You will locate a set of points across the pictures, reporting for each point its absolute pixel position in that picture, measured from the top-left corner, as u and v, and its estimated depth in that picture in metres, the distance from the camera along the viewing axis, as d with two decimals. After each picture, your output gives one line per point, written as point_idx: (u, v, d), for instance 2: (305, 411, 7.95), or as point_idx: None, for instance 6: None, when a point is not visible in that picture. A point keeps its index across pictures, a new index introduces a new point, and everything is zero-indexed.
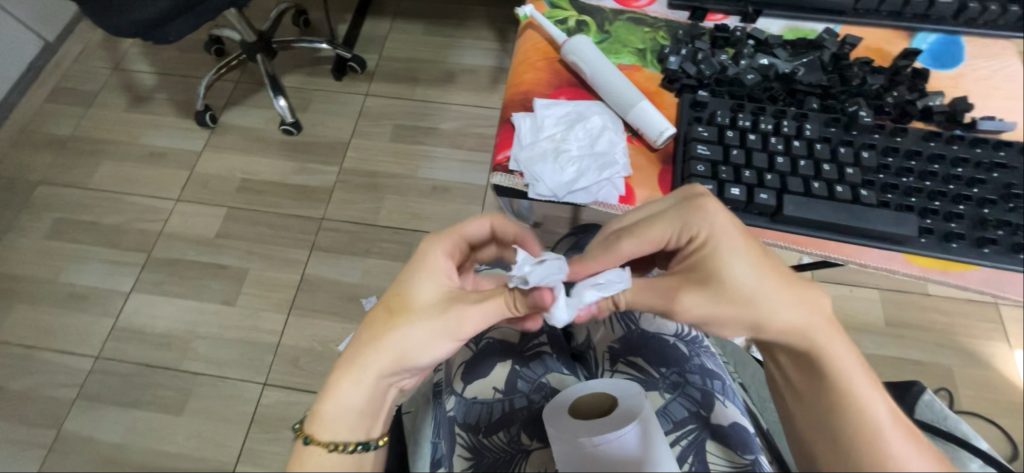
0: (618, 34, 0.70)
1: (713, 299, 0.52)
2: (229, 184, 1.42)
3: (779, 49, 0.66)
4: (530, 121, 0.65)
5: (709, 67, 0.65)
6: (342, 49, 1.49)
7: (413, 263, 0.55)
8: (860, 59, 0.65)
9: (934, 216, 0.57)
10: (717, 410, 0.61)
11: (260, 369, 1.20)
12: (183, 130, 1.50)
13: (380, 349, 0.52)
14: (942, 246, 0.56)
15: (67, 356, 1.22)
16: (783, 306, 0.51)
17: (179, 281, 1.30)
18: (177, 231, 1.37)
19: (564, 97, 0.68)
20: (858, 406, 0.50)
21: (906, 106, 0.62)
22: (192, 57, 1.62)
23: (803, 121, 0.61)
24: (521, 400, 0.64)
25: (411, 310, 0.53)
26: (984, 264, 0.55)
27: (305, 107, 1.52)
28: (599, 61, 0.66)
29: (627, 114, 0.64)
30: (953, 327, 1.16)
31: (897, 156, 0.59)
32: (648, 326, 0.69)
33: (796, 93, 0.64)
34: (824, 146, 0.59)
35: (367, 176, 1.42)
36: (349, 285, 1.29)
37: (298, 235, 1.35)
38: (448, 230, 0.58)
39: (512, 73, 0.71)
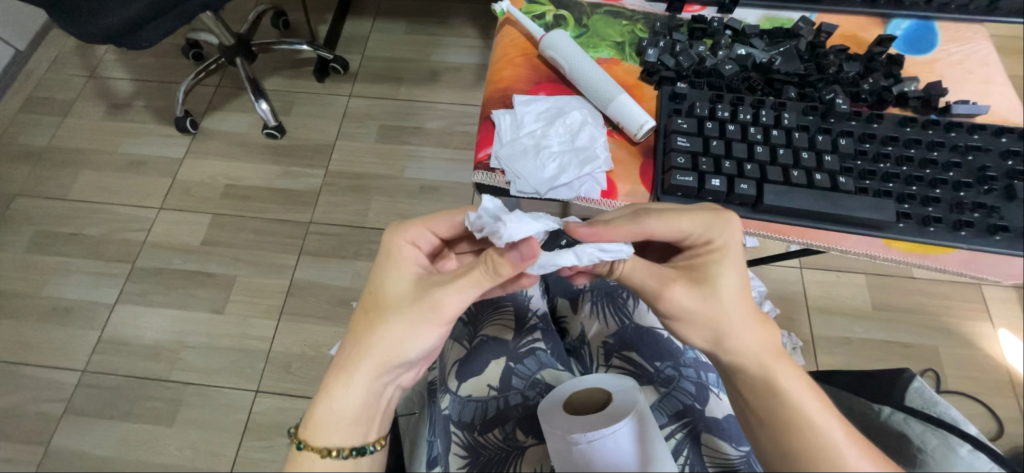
0: (596, 27, 0.70)
1: (687, 305, 0.52)
2: (213, 190, 1.40)
3: (756, 39, 0.67)
4: (510, 118, 0.65)
5: (687, 58, 0.65)
6: (323, 51, 1.47)
7: (383, 261, 0.55)
8: (835, 47, 0.65)
9: (912, 201, 0.57)
10: (711, 403, 0.61)
11: (251, 377, 1.19)
12: (163, 137, 1.48)
13: (366, 349, 0.52)
14: (920, 230, 0.57)
15: (53, 370, 1.20)
16: (742, 321, 0.53)
17: (165, 291, 1.28)
18: (162, 240, 1.34)
19: (544, 93, 0.68)
20: (812, 425, 0.49)
21: (882, 93, 0.63)
22: (170, 62, 1.59)
23: (781, 111, 0.61)
24: (516, 397, 0.64)
25: (389, 306, 0.52)
26: (961, 246, 0.56)
27: (288, 110, 1.50)
28: (577, 56, 0.66)
29: (607, 109, 0.64)
30: (937, 308, 1.18)
31: (874, 142, 0.60)
32: (642, 320, 0.70)
33: (774, 83, 0.64)
34: (802, 135, 0.59)
35: (354, 178, 1.41)
36: (339, 289, 1.28)
37: (286, 240, 1.33)
38: (413, 220, 0.56)
39: (491, 70, 0.70)
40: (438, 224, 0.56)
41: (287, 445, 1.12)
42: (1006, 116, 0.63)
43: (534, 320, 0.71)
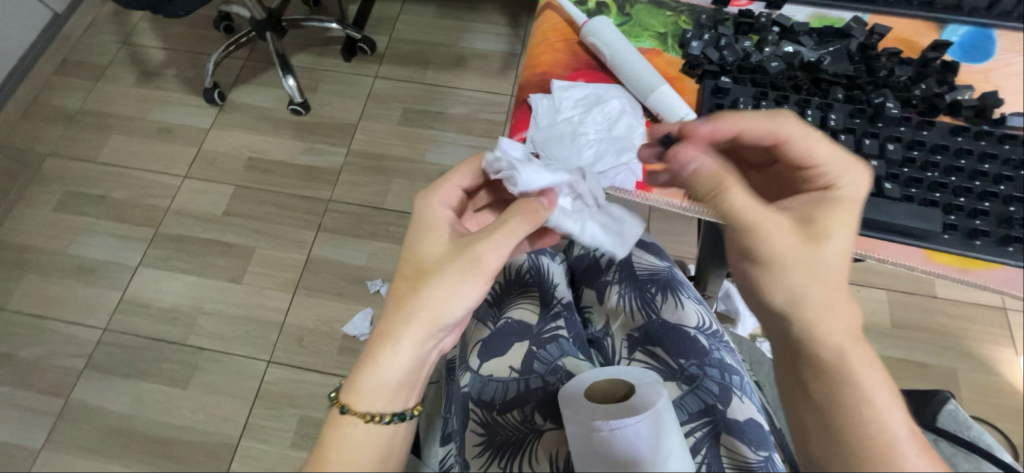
0: (639, 17, 0.69)
1: (795, 250, 0.49)
2: (237, 162, 1.42)
3: (805, 36, 0.65)
4: (547, 103, 0.64)
5: (732, 53, 0.63)
6: (352, 30, 1.47)
7: (414, 222, 0.54)
8: (888, 49, 0.63)
9: (958, 212, 0.56)
10: (734, 405, 0.60)
11: (265, 347, 1.21)
12: (191, 107, 1.50)
13: (410, 312, 0.49)
14: (966, 243, 0.55)
15: (76, 326, 1.24)
16: (832, 291, 0.49)
17: (186, 257, 1.31)
18: (185, 207, 1.37)
19: (582, 80, 0.67)
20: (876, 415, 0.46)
21: (934, 99, 0.60)
22: (202, 33, 1.61)
23: (827, 111, 0.60)
24: (536, 380, 0.65)
25: (429, 267, 0.50)
26: (1007, 263, 0.54)
27: (314, 88, 1.51)
28: (620, 43, 0.65)
29: (646, 99, 0.63)
30: (960, 330, 1.15)
31: (922, 150, 0.58)
32: (669, 316, 0.69)
33: (821, 83, 0.62)
34: (848, 137, 0.58)
35: (375, 159, 1.41)
36: (355, 267, 1.29)
37: (305, 216, 1.35)
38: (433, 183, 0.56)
39: (529, 55, 0.70)
40: (461, 180, 0.57)
41: (296, 416, 1.15)
42: None
43: (558, 308, 0.73)
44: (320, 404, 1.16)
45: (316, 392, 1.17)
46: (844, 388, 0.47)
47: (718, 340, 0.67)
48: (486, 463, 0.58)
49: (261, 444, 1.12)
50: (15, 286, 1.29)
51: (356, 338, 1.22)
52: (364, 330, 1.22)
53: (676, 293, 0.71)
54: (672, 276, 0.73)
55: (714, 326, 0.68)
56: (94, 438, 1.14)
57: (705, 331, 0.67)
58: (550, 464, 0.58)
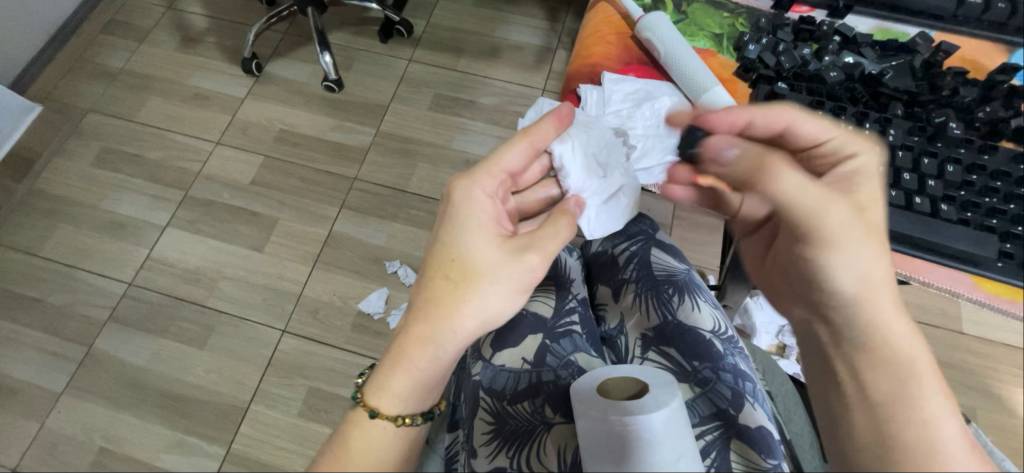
0: (695, 16, 0.68)
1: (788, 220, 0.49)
2: (268, 134, 1.44)
3: (867, 49, 0.63)
4: (597, 94, 0.65)
5: (789, 60, 0.62)
6: (391, 12, 1.48)
7: (461, 215, 0.53)
8: (953, 69, 0.61)
9: (1016, 240, 0.54)
10: (746, 411, 0.59)
11: (281, 316, 1.23)
12: (228, 75, 1.53)
13: (459, 319, 0.51)
14: (1020, 273, 0.53)
15: (103, 279, 1.28)
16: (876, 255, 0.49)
17: (212, 222, 1.34)
18: (215, 173, 1.40)
19: (633, 75, 0.67)
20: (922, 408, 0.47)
21: (999, 124, 0.58)
22: (244, 4, 1.63)
23: (886, 126, 0.59)
24: (548, 373, 0.65)
25: (477, 274, 0.51)
26: None
27: (349, 66, 1.52)
28: (675, 40, 0.64)
29: (698, 99, 0.62)
30: (984, 368, 1.11)
31: (983, 174, 0.56)
32: (685, 317, 0.68)
33: (880, 98, 0.61)
34: (906, 154, 0.57)
35: (402, 142, 1.42)
36: (374, 247, 1.30)
37: (329, 192, 1.37)
38: (483, 166, 0.54)
39: (580, 45, 0.70)
40: (510, 163, 0.55)
41: (305, 386, 1.17)
42: None
43: (573, 303, 0.74)
44: (330, 377, 1.18)
45: (326, 365, 1.19)
46: (901, 382, 0.48)
47: (733, 345, 0.66)
48: (494, 452, 0.59)
49: (270, 410, 1.15)
50: (49, 234, 1.33)
51: (370, 315, 1.23)
52: (379, 309, 1.23)
53: (693, 295, 0.70)
54: (690, 278, 0.72)
55: (729, 332, 0.67)
56: (112, 388, 1.18)
57: (721, 335, 0.66)
58: (558, 458, 0.58)
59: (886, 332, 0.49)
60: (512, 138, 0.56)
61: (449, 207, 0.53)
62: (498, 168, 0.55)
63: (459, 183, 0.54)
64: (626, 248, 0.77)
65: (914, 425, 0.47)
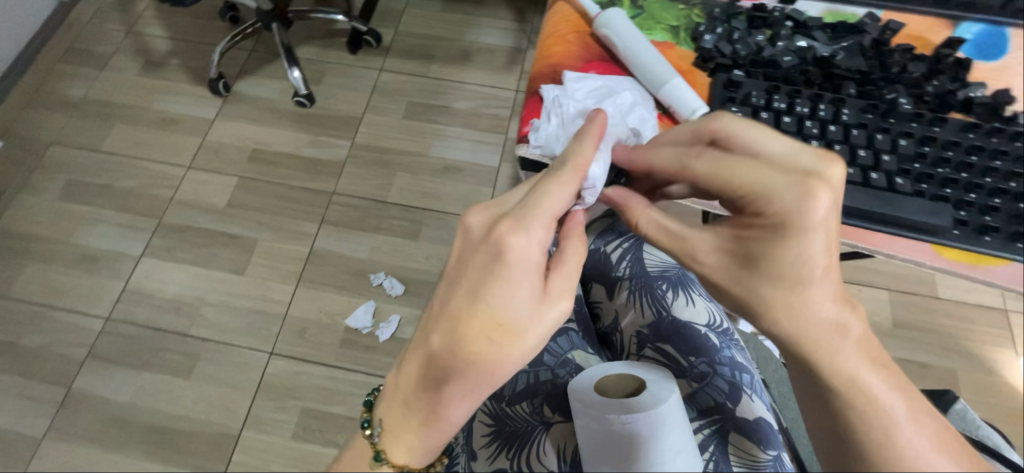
0: (651, 10, 0.69)
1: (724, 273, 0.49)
2: (241, 154, 1.42)
3: (818, 32, 0.64)
4: (560, 93, 0.64)
5: (744, 47, 0.64)
6: (358, 22, 1.47)
7: (508, 273, 0.46)
8: (902, 46, 0.63)
9: (969, 208, 0.56)
10: (744, 403, 0.61)
11: (267, 338, 1.21)
12: (196, 97, 1.50)
13: (497, 381, 0.48)
14: (976, 239, 0.55)
15: (79, 315, 1.24)
16: (828, 295, 0.47)
17: (189, 249, 1.31)
18: (189, 198, 1.37)
19: (594, 71, 0.67)
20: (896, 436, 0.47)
21: (946, 96, 0.61)
22: (207, 23, 1.60)
23: (839, 106, 0.61)
24: (546, 373, 0.66)
25: (522, 341, 0.46)
26: (1016, 259, 0.54)
27: (319, 80, 1.51)
28: (632, 35, 0.65)
29: (658, 92, 0.63)
30: (961, 331, 1.15)
31: (934, 146, 0.59)
32: (680, 313, 0.69)
33: (834, 78, 0.62)
34: (860, 132, 0.59)
35: (379, 152, 1.41)
36: (358, 260, 1.29)
37: (309, 209, 1.35)
38: (530, 211, 0.47)
39: (541, 45, 0.70)
40: (558, 203, 0.48)
41: (298, 407, 1.15)
42: None
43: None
44: (323, 396, 1.16)
45: (318, 384, 1.17)
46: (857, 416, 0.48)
47: (728, 338, 0.68)
48: (493, 454, 0.59)
49: (263, 435, 1.13)
50: (19, 273, 1.29)
51: (359, 330, 1.22)
52: (367, 323, 1.22)
53: (686, 290, 0.71)
54: (683, 273, 0.73)
55: (724, 325, 0.69)
56: (96, 427, 1.14)
57: (715, 329, 0.68)
58: (559, 455, 0.58)
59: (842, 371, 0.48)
60: (567, 175, 0.48)
61: (495, 266, 0.45)
62: (547, 212, 0.47)
63: (506, 235, 0.45)
64: (619, 245, 0.77)
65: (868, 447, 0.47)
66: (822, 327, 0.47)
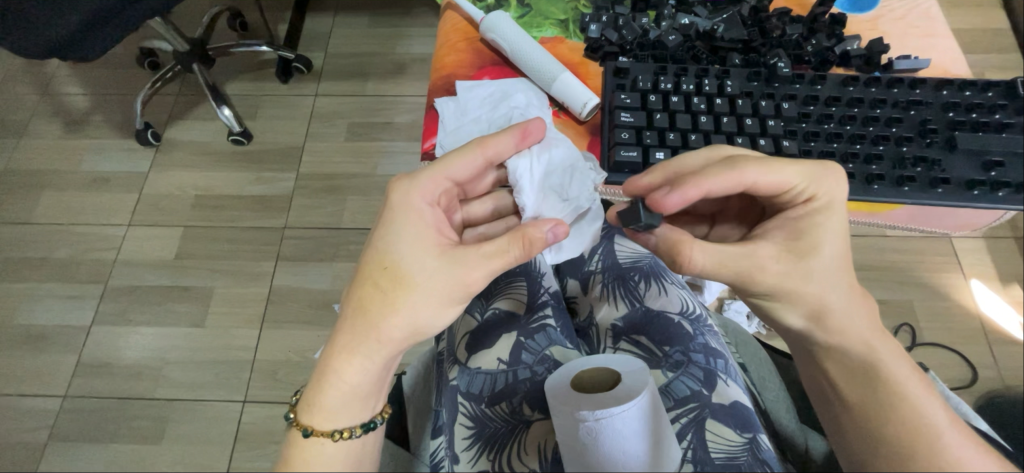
0: (539, 6, 0.71)
1: (792, 269, 0.52)
2: (183, 202, 1.37)
3: (699, 8, 0.68)
4: (453, 106, 0.66)
5: (630, 32, 0.66)
6: (284, 50, 1.44)
7: (399, 220, 0.52)
8: (778, 10, 0.67)
9: (855, 160, 0.59)
10: (720, 389, 0.56)
11: (238, 387, 1.17)
12: (127, 151, 1.43)
13: (392, 328, 0.51)
14: (865, 188, 0.58)
15: (33, 397, 1.18)
16: (844, 290, 0.53)
17: (142, 308, 1.26)
18: (134, 256, 1.31)
19: (488, 77, 0.68)
20: (918, 411, 0.51)
21: (825, 54, 0.64)
22: (127, 72, 1.53)
23: (724, 79, 0.63)
24: (524, 372, 0.62)
25: (411, 283, 0.51)
26: (907, 202, 0.58)
27: (253, 114, 1.46)
28: (516, 35, 0.66)
29: (550, 88, 0.65)
30: None
31: (818, 103, 0.61)
32: (653, 304, 0.65)
33: (718, 51, 0.65)
34: (745, 101, 0.61)
35: (326, 178, 1.38)
36: (320, 292, 1.26)
37: (261, 248, 1.31)
38: (426, 172, 0.54)
39: (434, 57, 0.71)
40: (453, 172, 0.54)
41: (278, 451, 1.11)
42: (947, 68, 0.65)
43: (545, 298, 0.69)
44: None
45: None
46: (893, 394, 0.52)
47: (703, 325, 0.63)
48: (475, 457, 0.57)
49: None
50: None
51: None
52: None
53: (659, 280, 0.67)
54: (655, 264, 0.69)
55: (698, 311, 0.64)
56: None
57: (690, 316, 0.63)
58: (538, 455, 0.56)
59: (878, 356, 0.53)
60: (465, 146, 0.55)
61: (386, 212, 0.53)
62: (441, 174, 0.54)
63: (400, 185, 0.54)
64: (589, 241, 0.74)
65: (904, 425, 0.50)
66: (858, 318, 0.54)
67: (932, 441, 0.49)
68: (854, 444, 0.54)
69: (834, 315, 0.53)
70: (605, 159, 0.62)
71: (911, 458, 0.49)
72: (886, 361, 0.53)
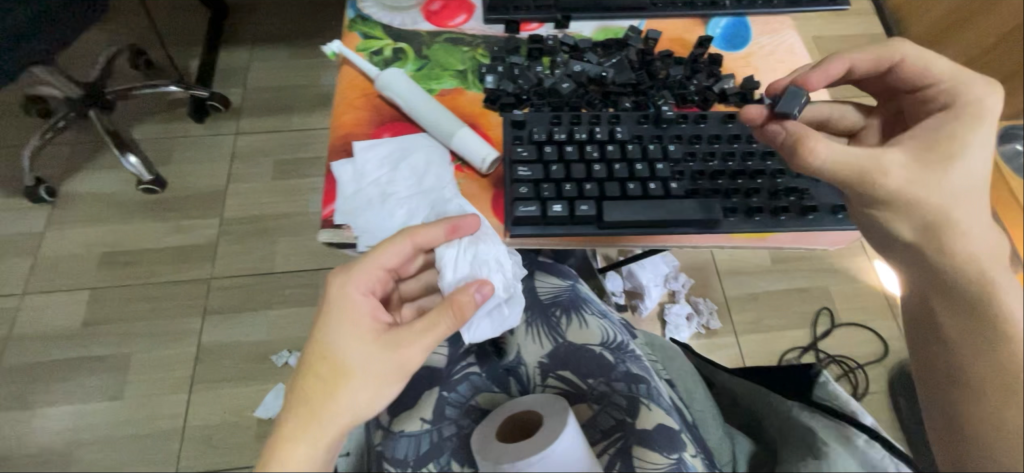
0: (437, 58, 0.71)
1: (915, 179, 0.51)
2: (88, 262, 1.24)
3: (590, 53, 0.71)
4: (351, 169, 0.64)
5: (526, 81, 0.69)
6: (196, 89, 1.35)
7: (335, 313, 0.54)
8: (662, 53, 0.72)
9: (737, 195, 0.63)
10: (643, 414, 0.56)
11: (167, 461, 1.07)
12: (15, 210, 1.28)
13: (332, 415, 0.51)
14: (748, 220, 0.63)
15: None
16: (976, 212, 0.52)
17: (46, 387, 1.12)
18: (32, 329, 1.17)
19: (388, 134, 0.67)
20: (1007, 338, 0.52)
21: (705, 93, 0.69)
22: (10, 122, 1.37)
23: (615, 125, 0.66)
24: (450, 427, 0.59)
25: (348, 371, 0.52)
26: (785, 229, 0.63)
27: (166, 159, 1.36)
28: (412, 92, 0.66)
29: (450, 144, 0.64)
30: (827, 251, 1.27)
31: (702, 142, 0.66)
32: (574, 337, 0.64)
33: (610, 95, 0.69)
34: (634, 146, 0.64)
35: (254, 221, 1.30)
36: (255, 344, 1.18)
37: (185, 303, 1.21)
38: (359, 263, 0.56)
39: (331, 115, 0.68)
40: (384, 261, 0.56)
41: None
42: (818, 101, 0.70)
43: (468, 343, 0.65)
44: None
45: None
46: (999, 314, 0.52)
47: (625, 352, 0.62)
48: None
49: None
50: None
51: (272, 419, 1.11)
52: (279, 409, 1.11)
53: (579, 311, 0.66)
54: (576, 294, 0.68)
55: (619, 338, 0.64)
56: None
57: (611, 345, 0.63)
58: None
59: (991, 283, 0.52)
60: (394, 235, 0.57)
61: (323, 305, 0.55)
62: (373, 265, 0.56)
63: (335, 278, 0.56)
64: None
65: (1011, 347, 0.52)
66: (983, 237, 0.52)
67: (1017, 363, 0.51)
68: (963, 374, 0.54)
69: (950, 227, 0.51)
70: (507, 215, 0.62)
71: (1011, 379, 0.51)
72: (999, 283, 0.52)
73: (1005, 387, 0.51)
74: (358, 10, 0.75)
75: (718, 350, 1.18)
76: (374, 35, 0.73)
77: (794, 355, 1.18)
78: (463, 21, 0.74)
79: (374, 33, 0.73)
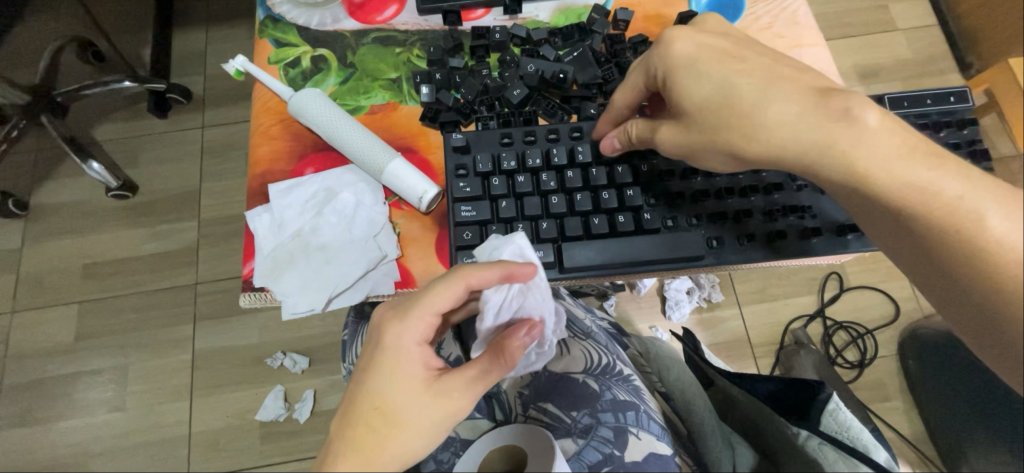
0: (363, 66, 0.71)
1: (683, 134, 0.57)
2: (71, 275, 1.21)
3: (547, 48, 0.69)
4: (267, 219, 0.64)
5: (470, 90, 0.67)
6: (151, 82, 1.24)
7: (386, 360, 0.50)
8: (633, 40, 0.69)
9: (723, 220, 0.62)
10: (630, 446, 0.54)
11: (178, 466, 1.10)
12: None
13: (381, 463, 0.48)
14: (736, 245, 0.62)
15: None
16: (783, 105, 0.52)
17: (50, 402, 1.13)
18: (26, 346, 1.16)
19: (309, 169, 0.67)
20: (927, 191, 0.49)
21: None
22: None
23: (574, 145, 0.64)
24: (429, 463, 0.61)
25: (401, 420, 0.49)
26: (769, 257, 0.61)
27: (133, 161, 1.29)
28: (326, 118, 0.65)
29: (381, 180, 0.64)
30: None
31: None
32: (556, 365, 0.63)
33: (572, 100, 0.68)
34: (598, 170, 0.62)
35: (232, 221, 1.25)
36: (249, 348, 1.17)
37: (174, 310, 1.19)
38: (412, 308, 0.51)
39: (248, 150, 0.68)
40: (437, 306, 0.51)
41: None
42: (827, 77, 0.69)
43: None
44: None
45: None
46: (894, 197, 0.50)
47: (609, 377, 0.60)
48: None
49: None
50: None
51: (275, 420, 1.12)
52: (280, 410, 1.12)
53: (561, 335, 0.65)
54: None
55: (603, 363, 0.62)
56: None
57: (594, 371, 0.61)
58: None
59: (864, 171, 0.50)
60: (445, 276, 0.50)
61: (374, 351, 0.51)
62: (426, 311, 0.51)
63: (388, 323, 0.51)
64: None
65: (927, 218, 0.49)
66: (804, 128, 0.51)
67: (955, 213, 0.48)
68: (911, 255, 0.54)
69: (747, 148, 0.54)
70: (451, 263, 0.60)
71: (953, 239, 0.49)
72: (861, 157, 0.50)
73: (950, 245, 0.49)
74: (269, 10, 0.73)
75: (719, 324, 1.14)
76: (287, 42, 0.72)
77: (800, 324, 1.13)
78: (394, 14, 0.72)
79: (288, 39, 0.72)
